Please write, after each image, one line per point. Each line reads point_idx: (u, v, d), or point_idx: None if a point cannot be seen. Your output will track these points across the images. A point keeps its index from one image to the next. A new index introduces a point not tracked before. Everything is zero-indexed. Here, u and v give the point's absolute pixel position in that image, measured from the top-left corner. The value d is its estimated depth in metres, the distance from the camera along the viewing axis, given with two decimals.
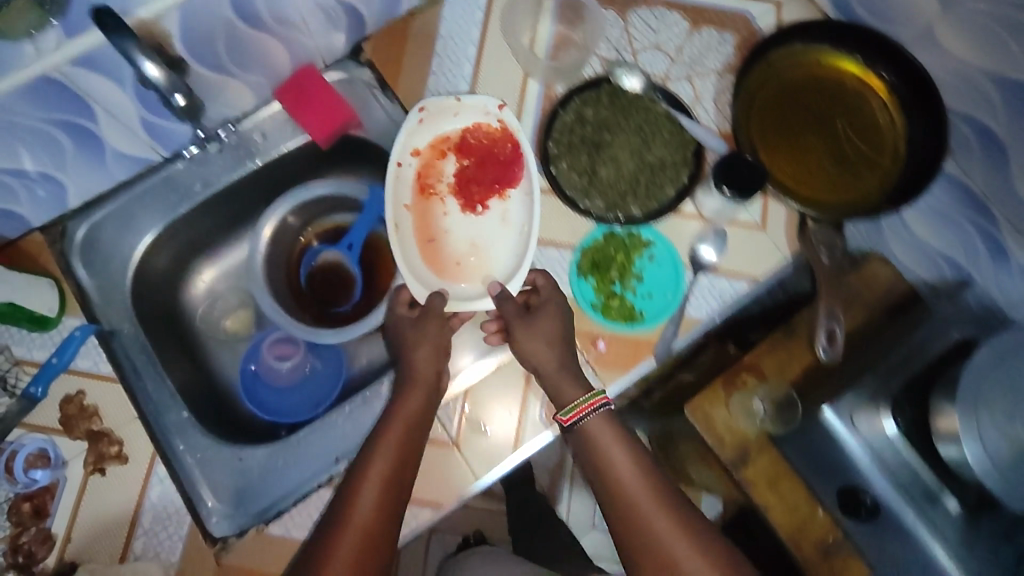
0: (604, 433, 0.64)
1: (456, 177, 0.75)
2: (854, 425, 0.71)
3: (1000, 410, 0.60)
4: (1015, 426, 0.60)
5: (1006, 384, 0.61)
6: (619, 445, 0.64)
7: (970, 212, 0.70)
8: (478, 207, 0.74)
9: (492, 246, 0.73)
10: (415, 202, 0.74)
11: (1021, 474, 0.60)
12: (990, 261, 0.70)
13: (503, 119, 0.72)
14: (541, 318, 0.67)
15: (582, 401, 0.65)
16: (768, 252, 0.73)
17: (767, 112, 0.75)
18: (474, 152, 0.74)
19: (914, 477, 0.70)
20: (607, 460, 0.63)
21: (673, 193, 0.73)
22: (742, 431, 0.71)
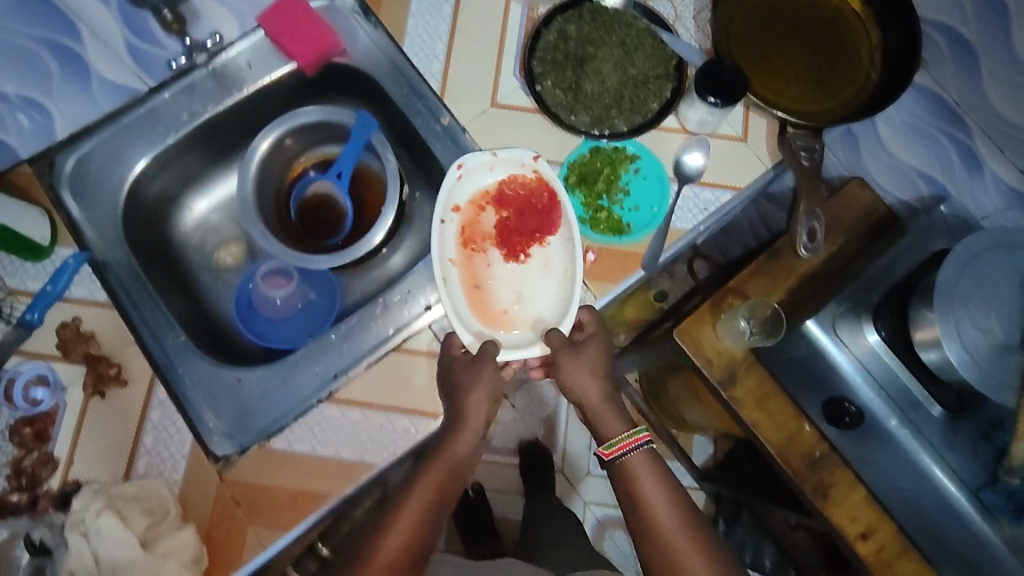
0: (644, 469, 0.70)
1: (496, 232, 0.72)
2: (838, 337, 0.84)
3: (974, 303, 0.71)
4: (987, 318, 0.71)
5: (975, 282, 0.72)
6: (658, 484, 0.70)
7: (943, 125, 0.82)
8: (520, 257, 0.72)
9: (537, 295, 0.71)
10: (458, 254, 0.71)
11: (997, 362, 0.70)
12: (964, 170, 0.83)
13: (538, 169, 0.71)
14: (586, 350, 0.71)
15: (623, 436, 0.71)
16: (749, 163, 0.75)
17: (743, 32, 0.77)
18: (512, 203, 0.72)
19: (901, 389, 0.81)
20: (646, 493, 0.69)
21: (657, 107, 0.74)
22: (729, 349, 0.86)
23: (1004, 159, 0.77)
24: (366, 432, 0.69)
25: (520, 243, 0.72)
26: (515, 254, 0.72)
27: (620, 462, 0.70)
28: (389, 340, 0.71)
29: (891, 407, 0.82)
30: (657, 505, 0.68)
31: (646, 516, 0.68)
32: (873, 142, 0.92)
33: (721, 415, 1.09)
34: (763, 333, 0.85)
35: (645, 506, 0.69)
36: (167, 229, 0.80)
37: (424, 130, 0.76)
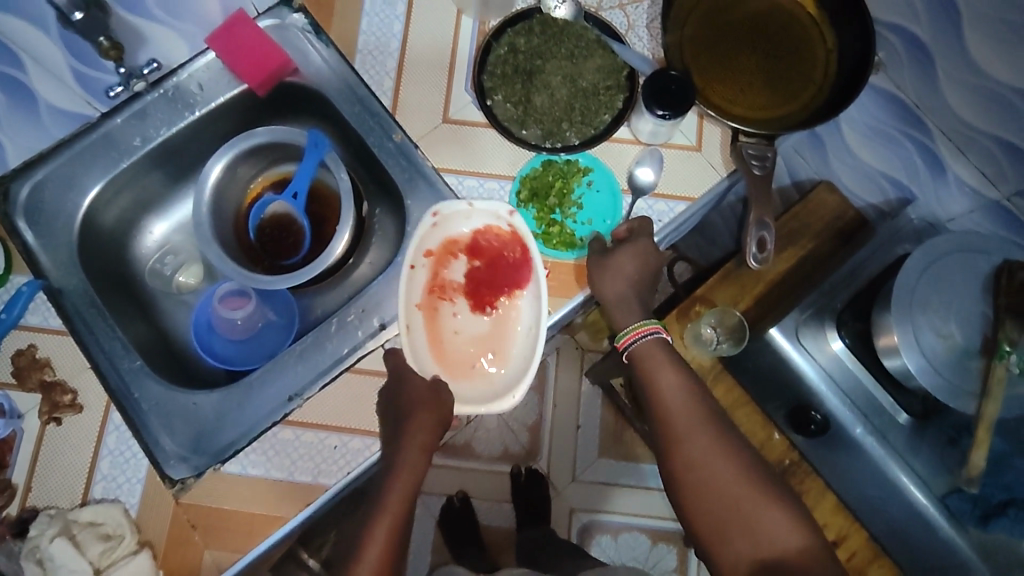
0: (655, 356, 0.71)
1: (465, 282, 0.72)
2: (802, 344, 0.84)
3: (934, 309, 0.70)
4: (947, 325, 0.70)
5: (934, 287, 0.71)
6: (669, 367, 0.71)
7: (905, 127, 0.81)
8: (486, 309, 0.71)
9: (504, 345, 0.70)
10: (422, 303, 0.70)
11: (955, 369, 0.69)
12: (928, 174, 0.83)
13: (514, 224, 0.69)
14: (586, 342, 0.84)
15: (638, 326, 0.72)
16: (704, 171, 0.75)
17: (696, 40, 0.76)
18: (484, 255, 0.71)
19: (867, 398, 0.80)
20: (657, 385, 0.70)
21: (609, 118, 0.74)
22: (699, 359, 0.89)
23: (965, 162, 0.77)
24: (320, 453, 0.68)
25: (488, 295, 0.71)
26: (482, 307, 0.71)
27: (632, 351, 0.72)
28: (344, 360, 0.71)
29: (856, 414, 0.81)
30: (666, 397, 0.70)
31: (656, 395, 0.70)
32: (839, 147, 0.93)
33: None
34: (727, 343, 0.88)
35: (655, 385, 0.71)
36: (125, 252, 0.81)
37: (378, 147, 0.75)
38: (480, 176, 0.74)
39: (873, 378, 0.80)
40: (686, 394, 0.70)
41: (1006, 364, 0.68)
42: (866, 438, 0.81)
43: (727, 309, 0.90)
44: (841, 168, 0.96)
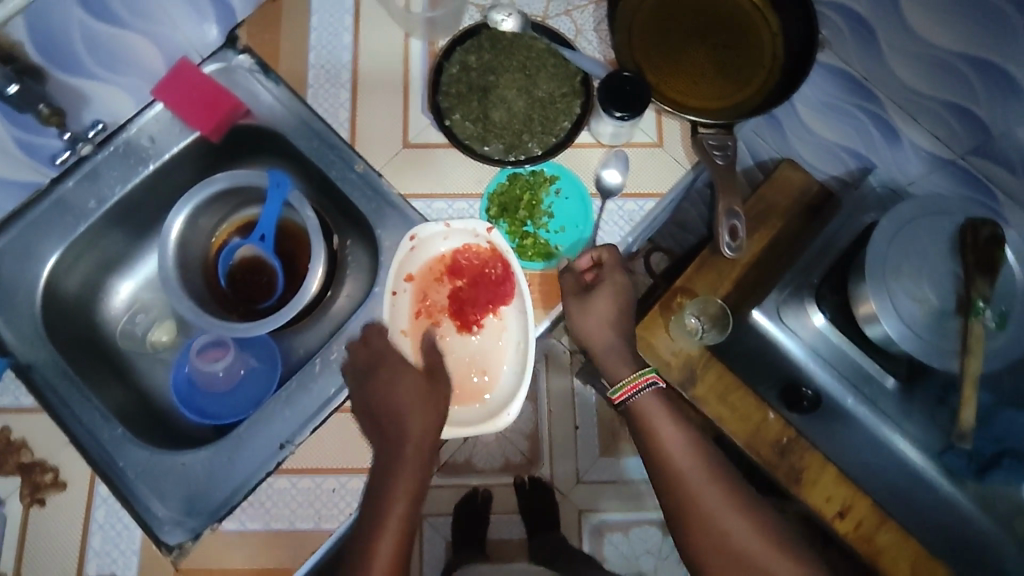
0: (653, 408, 0.69)
1: (449, 302, 0.70)
2: (784, 322, 0.84)
3: (905, 274, 0.72)
4: (919, 288, 0.72)
5: (903, 252, 0.73)
6: (668, 421, 0.69)
7: (855, 100, 0.83)
8: (473, 328, 0.70)
9: (496, 363, 0.69)
10: (413, 327, 0.69)
11: (934, 331, 0.71)
12: (884, 142, 0.85)
13: (493, 240, 0.69)
14: (596, 299, 0.71)
15: (633, 378, 0.70)
16: (667, 167, 0.76)
17: (644, 38, 0.77)
18: (465, 274, 0.71)
19: (855, 368, 0.81)
20: (660, 437, 0.68)
21: (569, 125, 0.75)
22: (685, 349, 0.92)
23: (918, 127, 0.79)
24: (319, 498, 0.67)
25: (473, 314, 0.70)
26: (468, 326, 0.70)
27: (629, 404, 0.69)
28: (333, 400, 0.70)
29: (846, 385, 0.81)
30: (668, 446, 0.68)
31: (656, 453, 0.68)
32: (795, 124, 0.95)
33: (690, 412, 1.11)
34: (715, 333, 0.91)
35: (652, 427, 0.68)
36: (92, 317, 0.78)
37: (341, 180, 0.75)
38: (449, 197, 0.74)
39: (858, 348, 0.81)
40: (693, 448, 0.68)
41: (982, 319, 0.70)
42: (857, 408, 0.81)
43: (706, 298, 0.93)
44: (800, 145, 0.98)
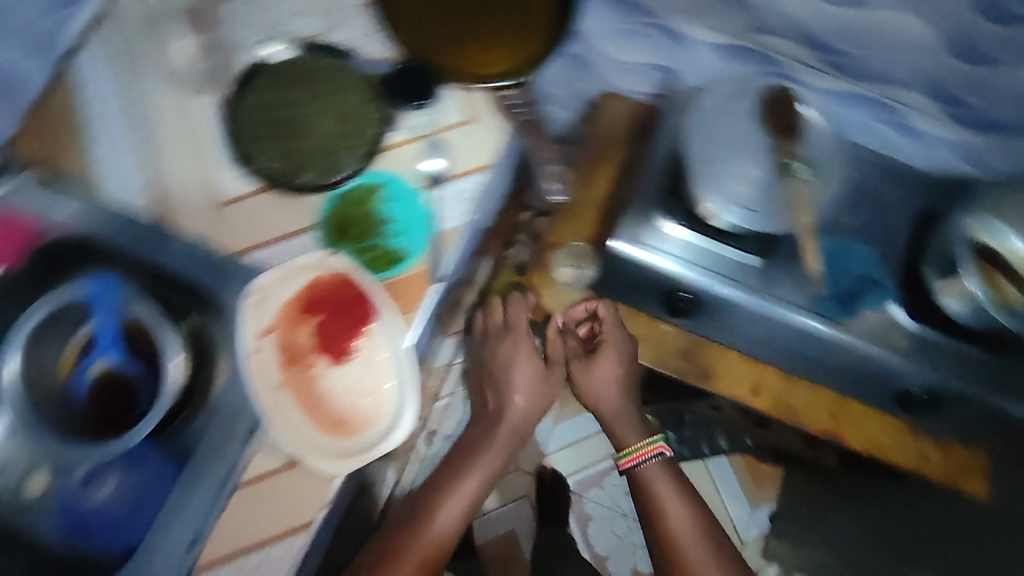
0: (659, 477, 0.89)
1: (313, 341, 0.66)
2: (643, 242, 0.86)
3: (722, 155, 0.80)
4: (738, 166, 0.79)
5: (714, 137, 0.81)
6: (677, 500, 0.87)
7: (638, 16, 0.91)
8: (348, 355, 0.65)
9: (382, 380, 0.65)
10: (286, 378, 0.65)
11: (764, 199, 0.78)
12: (674, 46, 0.93)
13: (336, 263, 0.67)
14: (599, 360, 0.93)
15: (638, 450, 0.91)
16: (485, 136, 0.75)
17: (421, 23, 0.76)
18: (320, 307, 0.67)
19: (716, 258, 0.86)
20: (666, 513, 0.86)
21: (377, 130, 0.73)
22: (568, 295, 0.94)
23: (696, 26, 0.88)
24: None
25: (342, 342, 0.66)
26: (342, 355, 0.66)
27: (637, 470, 0.90)
28: (229, 479, 0.67)
29: (719, 277, 0.86)
30: (669, 514, 0.86)
31: (665, 528, 0.85)
32: (599, 58, 0.99)
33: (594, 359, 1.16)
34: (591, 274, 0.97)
35: (665, 519, 0.86)
36: None
37: (174, 262, 0.71)
38: (278, 240, 0.71)
39: (707, 239, 0.86)
40: (690, 511, 0.86)
41: (797, 175, 0.79)
42: (726, 291, 0.86)
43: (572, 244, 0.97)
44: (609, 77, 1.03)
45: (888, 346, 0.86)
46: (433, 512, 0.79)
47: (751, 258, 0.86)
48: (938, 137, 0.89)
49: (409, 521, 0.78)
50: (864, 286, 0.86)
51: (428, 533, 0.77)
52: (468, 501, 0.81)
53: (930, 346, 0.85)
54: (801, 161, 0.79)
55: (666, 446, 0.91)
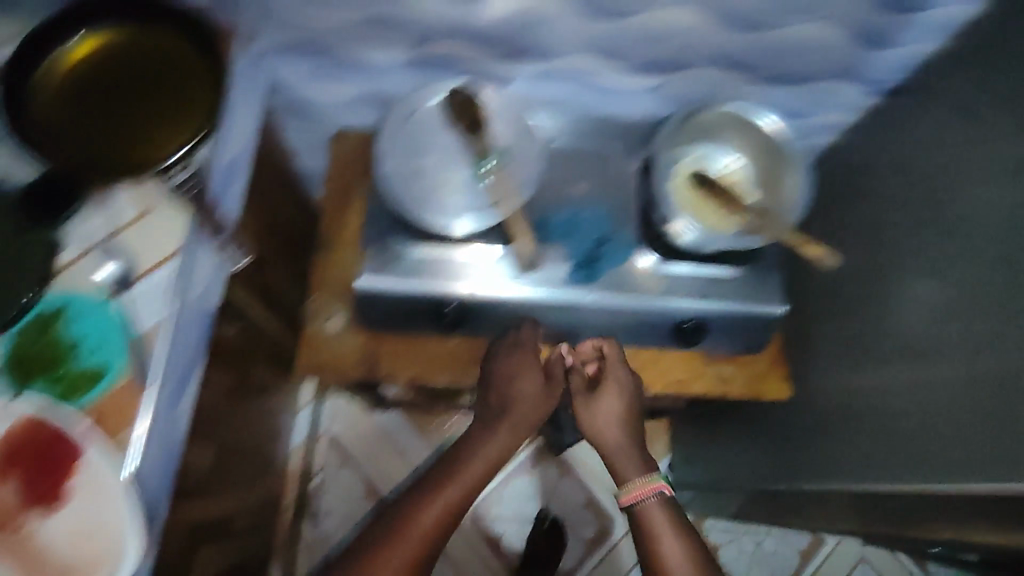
0: (654, 515, 0.78)
1: (16, 498, 0.62)
2: (388, 275, 0.85)
3: (421, 176, 0.80)
4: (438, 178, 0.80)
5: (408, 158, 0.81)
6: (669, 532, 0.77)
7: (315, 57, 0.88)
8: (58, 502, 0.62)
9: (101, 515, 0.62)
10: (3, 547, 0.60)
11: (472, 198, 0.80)
12: (364, 75, 0.91)
13: (21, 410, 0.63)
14: (603, 395, 0.87)
15: (637, 489, 0.81)
16: (167, 226, 0.75)
17: (74, 130, 0.69)
18: (14, 460, 0.62)
19: (462, 265, 0.87)
20: (660, 543, 0.76)
21: (45, 252, 0.69)
22: (346, 342, 0.92)
23: (367, 52, 0.85)
24: None
25: (49, 490, 0.62)
26: (52, 503, 0.62)
27: (635, 508, 0.80)
28: None
29: (471, 285, 0.86)
30: (668, 557, 0.74)
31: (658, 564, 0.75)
32: (308, 101, 0.98)
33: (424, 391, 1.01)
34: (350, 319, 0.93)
35: (661, 554, 0.75)
36: None
37: None
38: None
39: (450, 246, 0.87)
40: (688, 549, 0.75)
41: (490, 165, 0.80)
42: (483, 290, 0.87)
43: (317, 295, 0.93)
44: (330, 115, 1.01)
45: (648, 292, 0.89)
46: (416, 511, 0.74)
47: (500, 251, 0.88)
48: (637, 90, 0.91)
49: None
50: (608, 245, 0.89)
51: (415, 524, 0.73)
52: (457, 502, 0.76)
53: (682, 280, 0.90)
54: (493, 151, 0.81)
55: (667, 487, 0.80)
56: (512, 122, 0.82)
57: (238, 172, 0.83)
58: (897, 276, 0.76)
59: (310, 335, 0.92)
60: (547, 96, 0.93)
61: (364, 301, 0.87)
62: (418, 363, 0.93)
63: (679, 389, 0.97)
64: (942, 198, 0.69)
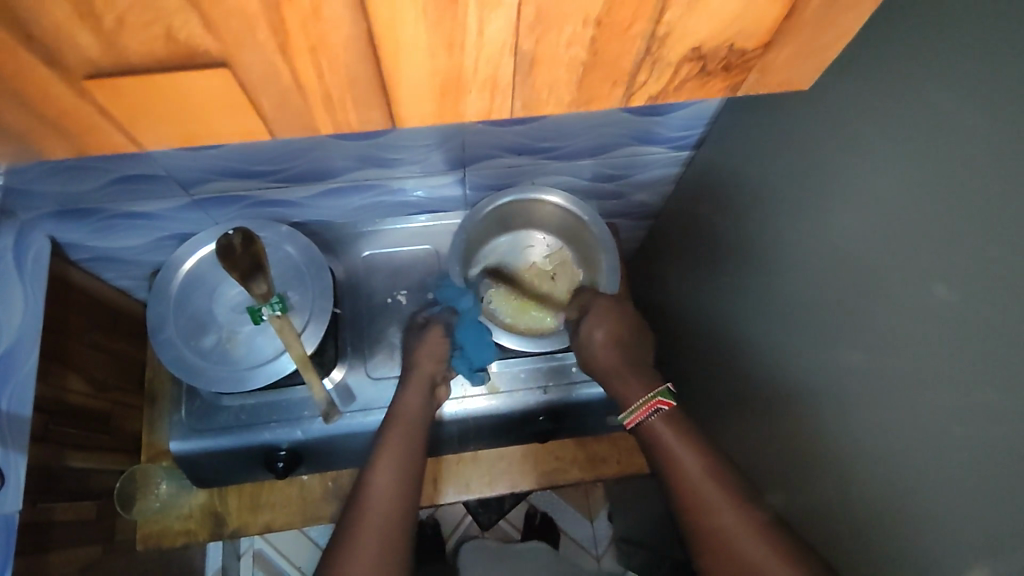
0: (668, 442, 0.68)
1: None
2: (198, 431, 0.80)
3: (192, 332, 0.74)
4: (213, 330, 0.75)
5: (180, 316, 0.75)
6: (690, 456, 0.67)
7: (99, 214, 0.84)
8: None
9: None
10: None
11: (257, 347, 0.74)
12: (157, 218, 0.87)
13: None
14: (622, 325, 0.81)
15: (639, 403, 0.72)
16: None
17: None
18: None
19: (279, 403, 0.81)
20: (677, 462, 0.66)
21: None
22: (179, 505, 0.88)
23: (148, 199, 0.82)
24: None
25: None
26: None
27: (646, 426, 0.70)
28: None
29: (286, 424, 0.80)
30: (700, 498, 0.64)
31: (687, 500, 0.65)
32: (116, 252, 0.93)
33: (310, 501, 0.89)
34: (185, 482, 0.90)
35: (692, 501, 0.64)
36: None
37: None
38: None
39: (266, 390, 0.81)
40: (722, 488, 0.64)
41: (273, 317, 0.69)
42: (313, 427, 0.80)
43: (142, 466, 0.88)
44: (147, 257, 0.97)
45: (486, 394, 0.84)
46: (364, 484, 0.69)
47: (330, 378, 0.82)
48: (438, 187, 0.88)
49: (353, 504, 0.68)
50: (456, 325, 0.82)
51: (370, 506, 0.66)
52: (401, 467, 0.70)
53: (519, 374, 0.85)
54: (275, 298, 0.71)
55: (668, 403, 0.70)
56: (302, 247, 0.78)
57: (26, 346, 0.77)
58: (744, 335, 0.78)
59: (141, 512, 0.87)
60: (347, 208, 0.90)
61: (182, 462, 0.81)
62: (265, 501, 0.89)
63: (552, 477, 0.92)
64: (771, 265, 0.72)
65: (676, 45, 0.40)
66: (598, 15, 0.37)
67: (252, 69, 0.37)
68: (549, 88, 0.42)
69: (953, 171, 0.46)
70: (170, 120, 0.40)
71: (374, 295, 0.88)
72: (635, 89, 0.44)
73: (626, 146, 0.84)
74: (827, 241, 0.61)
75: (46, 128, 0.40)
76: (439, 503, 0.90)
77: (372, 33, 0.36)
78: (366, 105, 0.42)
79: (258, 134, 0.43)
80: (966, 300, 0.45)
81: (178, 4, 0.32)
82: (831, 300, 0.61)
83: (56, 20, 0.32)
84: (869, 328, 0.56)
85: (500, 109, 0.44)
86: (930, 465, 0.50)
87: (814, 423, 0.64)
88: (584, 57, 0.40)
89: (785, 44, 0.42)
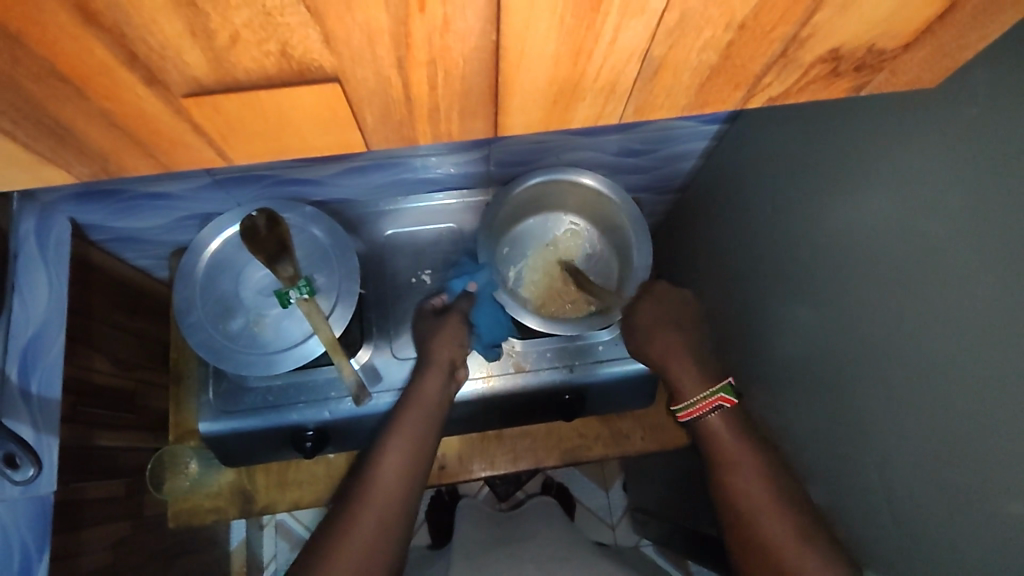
0: (717, 429, 0.68)
1: None
2: (226, 412, 0.80)
3: (217, 317, 0.74)
4: (237, 315, 0.74)
5: (208, 298, 0.74)
6: (735, 442, 0.67)
7: (120, 196, 0.83)
8: None
9: None
10: None
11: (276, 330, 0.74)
12: (178, 197, 0.86)
13: None
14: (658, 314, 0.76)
15: (699, 397, 0.70)
16: None
17: None
18: None
19: (306, 384, 0.81)
20: (723, 453, 0.67)
21: None
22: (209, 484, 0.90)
23: (168, 180, 0.81)
24: None
25: None
26: None
27: (702, 422, 0.69)
28: None
29: (314, 404, 0.80)
30: (735, 477, 0.65)
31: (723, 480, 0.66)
32: (136, 232, 0.92)
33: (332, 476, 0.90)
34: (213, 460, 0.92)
35: (727, 475, 0.66)
36: None
37: None
38: None
39: (294, 372, 0.81)
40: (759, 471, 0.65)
41: (301, 301, 0.67)
42: (341, 407, 0.80)
43: (170, 445, 0.89)
44: (166, 236, 0.96)
45: (512, 372, 0.83)
46: (372, 461, 0.66)
47: (356, 359, 0.82)
48: (464, 164, 0.87)
49: (352, 485, 0.65)
50: (472, 310, 0.80)
51: (375, 485, 0.64)
52: (411, 446, 0.68)
53: (546, 353, 0.84)
54: (303, 281, 0.69)
55: (730, 401, 0.69)
56: (328, 229, 0.78)
57: (52, 333, 0.76)
58: (767, 314, 0.78)
59: (172, 491, 0.89)
60: (370, 186, 0.89)
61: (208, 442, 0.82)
62: (292, 478, 0.90)
63: (574, 452, 0.93)
64: (797, 251, 0.71)
65: (816, 46, 0.40)
66: (744, 19, 0.36)
67: (366, 81, 0.37)
68: (670, 92, 0.43)
69: (999, 157, 0.45)
70: (262, 136, 0.41)
71: (399, 274, 0.87)
72: (757, 91, 0.44)
73: (660, 120, 0.82)
74: (857, 222, 0.60)
75: (92, 127, 0.38)
76: (464, 479, 0.91)
77: (501, 44, 0.35)
78: (474, 115, 0.42)
79: (355, 146, 0.44)
80: (1002, 300, 0.45)
81: (302, 19, 0.32)
82: (863, 276, 0.59)
83: (139, 13, 0.30)
84: (898, 312, 0.55)
85: (611, 114, 0.45)
86: (962, 447, 0.49)
87: (844, 403, 0.64)
88: (713, 62, 0.40)
89: (926, 46, 0.42)
